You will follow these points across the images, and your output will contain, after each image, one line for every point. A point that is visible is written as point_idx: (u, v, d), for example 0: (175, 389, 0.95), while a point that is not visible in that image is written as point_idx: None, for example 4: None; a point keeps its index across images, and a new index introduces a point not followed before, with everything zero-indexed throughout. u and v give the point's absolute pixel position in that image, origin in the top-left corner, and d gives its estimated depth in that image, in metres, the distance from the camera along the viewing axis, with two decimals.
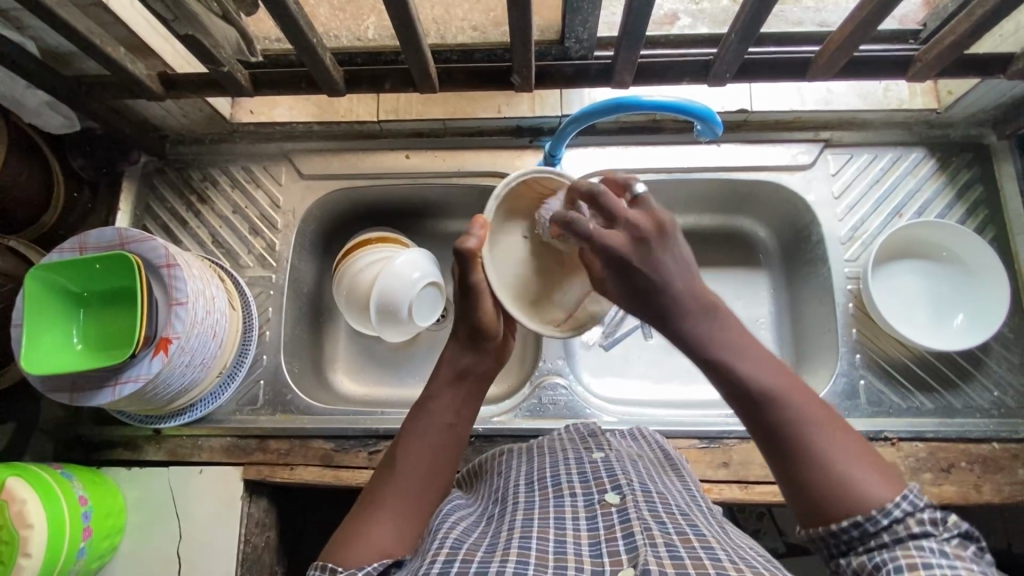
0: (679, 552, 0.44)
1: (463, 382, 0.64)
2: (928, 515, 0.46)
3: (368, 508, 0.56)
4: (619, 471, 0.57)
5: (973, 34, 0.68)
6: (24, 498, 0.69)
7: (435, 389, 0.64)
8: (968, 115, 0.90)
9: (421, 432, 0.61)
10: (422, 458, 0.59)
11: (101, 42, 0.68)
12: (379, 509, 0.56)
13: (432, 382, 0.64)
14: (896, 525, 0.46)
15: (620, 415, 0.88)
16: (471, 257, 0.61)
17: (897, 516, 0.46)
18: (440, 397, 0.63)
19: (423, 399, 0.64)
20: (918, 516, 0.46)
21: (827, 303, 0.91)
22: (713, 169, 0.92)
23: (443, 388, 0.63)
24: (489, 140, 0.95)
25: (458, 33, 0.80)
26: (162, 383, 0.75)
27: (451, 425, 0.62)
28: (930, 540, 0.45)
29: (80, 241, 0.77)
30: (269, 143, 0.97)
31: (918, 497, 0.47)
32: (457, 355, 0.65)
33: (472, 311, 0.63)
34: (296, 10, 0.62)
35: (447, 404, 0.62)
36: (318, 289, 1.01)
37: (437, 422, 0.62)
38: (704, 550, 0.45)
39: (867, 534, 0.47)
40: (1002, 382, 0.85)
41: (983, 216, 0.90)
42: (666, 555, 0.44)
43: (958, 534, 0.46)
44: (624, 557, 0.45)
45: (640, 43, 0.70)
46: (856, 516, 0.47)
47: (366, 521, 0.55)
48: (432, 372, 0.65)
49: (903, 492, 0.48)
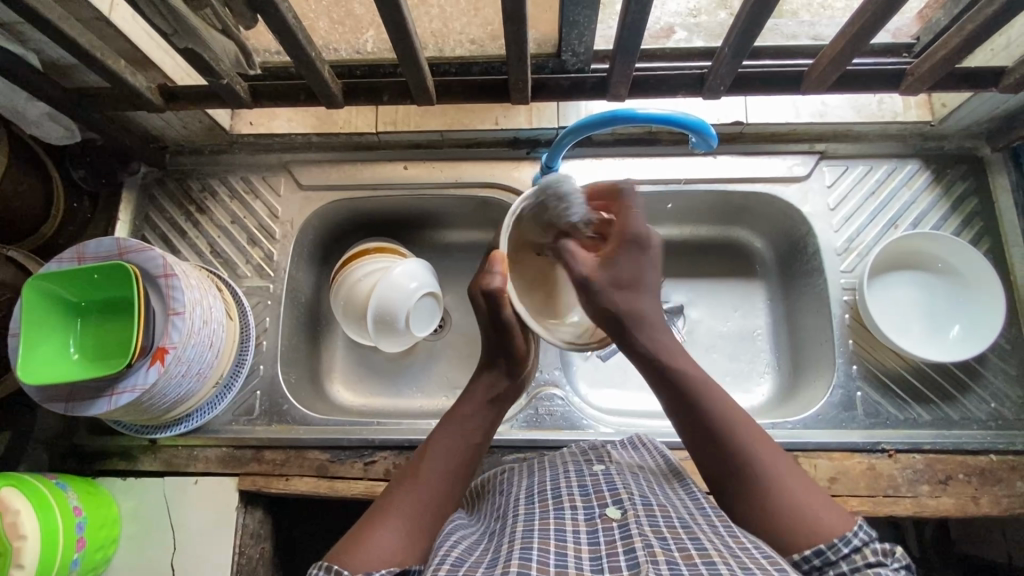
0: (680, 570, 0.44)
1: (495, 407, 0.67)
2: (879, 547, 0.50)
3: (384, 508, 0.56)
4: (620, 485, 0.57)
5: (965, 48, 0.68)
6: (19, 509, 0.69)
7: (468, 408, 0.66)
8: (961, 128, 0.90)
9: (447, 444, 0.62)
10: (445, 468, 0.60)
11: (102, 55, 0.69)
12: (394, 511, 0.56)
13: (467, 400, 0.67)
14: (854, 555, 0.50)
15: (616, 426, 0.87)
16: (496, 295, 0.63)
17: (854, 546, 0.50)
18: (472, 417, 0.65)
19: (453, 413, 0.66)
20: (871, 547, 0.50)
21: (824, 313, 0.91)
22: (710, 180, 0.93)
23: (477, 409, 0.66)
24: (487, 151, 0.96)
25: (456, 46, 0.79)
26: (159, 393, 0.75)
27: (478, 445, 0.64)
28: (885, 568, 0.48)
29: (78, 251, 0.77)
30: (268, 154, 0.98)
31: (870, 533, 0.51)
32: (495, 383, 0.68)
33: (504, 345, 0.67)
34: (294, 23, 0.62)
35: (478, 424, 0.65)
36: (316, 299, 1.01)
37: (467, 438, 0.63)
38: (705, 566, 0.45)
39: (828, 562, 0.50)
40: (999, 394, 0.85)
41: (978, 228, 0.90)
42: (667, 573, 0.44)
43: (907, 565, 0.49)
44: (626, 573, 0.45)
45: (634, 57, 0.71)
46: (819, 544, 0.51)
47: (381, 520, 0.55)
48: (467, 388, 0.68)
49: (854, 527, 0.52)
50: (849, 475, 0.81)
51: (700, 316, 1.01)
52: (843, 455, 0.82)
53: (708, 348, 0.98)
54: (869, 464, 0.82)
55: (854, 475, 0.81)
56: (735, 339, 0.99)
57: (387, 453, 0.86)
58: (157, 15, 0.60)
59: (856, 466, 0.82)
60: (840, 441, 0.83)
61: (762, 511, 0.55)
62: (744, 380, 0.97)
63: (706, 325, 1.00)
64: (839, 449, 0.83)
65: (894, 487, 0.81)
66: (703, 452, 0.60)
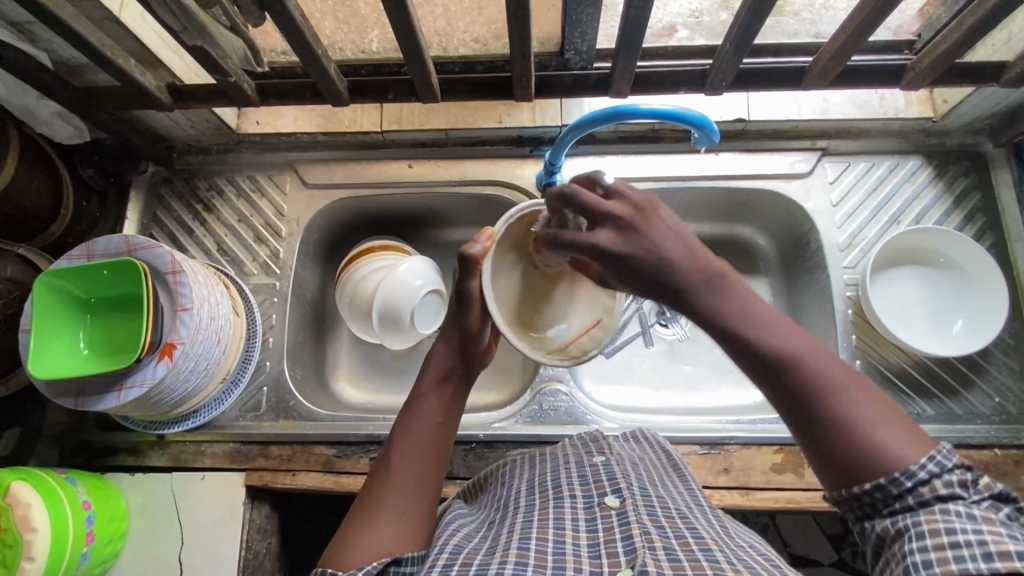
0: (677, 555, 0.45)
1: (450, 380, 0.62)
2: (957, 477, 0.42)
3: (363, 517, 0.54)
4: (619, 475, 0.57)
5: (965, 43, 0.69)
6: (29, 502, 0.70)
7: (421, 390, 0.61)
8: (964, 124, 0.91)
9: (410, 433, 0.58)
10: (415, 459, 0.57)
11: (112, 53, 0.70)
12: (373, 518, 0.53)
13: (417, 382, 0.62)
14: (921, 489, 0.42)
15: (620, 421, 0.88)
16: (473, 262, 0.61)
17: (922, 479, 0.42)
18: (427, 398, 0.60)
19: (409, 399, 0.61)
20: (946, 478, 0.42)
21: (826, 309, 0.92)
22: (713, 177, 0.93)
23: (431, 387, 0.61)
24: (491, 149, 0.97)
25: (460, 45, 0.80)
26: (168, 389, 0.76)
27: (442, 423, 0.60)
28: (958, 504, 0.41)
29: (88, 248, 0.78)
30: (275, 153, 0.99)
31: (950, 456, 0.43)
32: (447, 356, 0.62)
33: (461, 318, 0.63)
34: (301, 21, 0.63)
35: (436, 403, 0.60)
36: (321, 297, 1.02)
37: (426, 422, 0.59)
38: (702, 552, 0.45)
39: (890, 496, 0.43)
40: (1003, 388, 0.85)
41: (981, 223, 0.91)
42: (664, 557, 0.44)
43: (987, 495, 0.42)
44: (623, 559, 0.45)
45: (637, 53, 0.71)
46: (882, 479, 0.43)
47: (362, 530, 0.52)
48: (420, 368, 0.63)
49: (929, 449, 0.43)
50: None
51: None
52: None
53: (711, 345, 1.00)
54: None
55: None
56: None
57: None
58: (166, 12, 0.60)
59: None
60: None
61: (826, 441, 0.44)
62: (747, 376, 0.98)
63: None
64: None
65: None
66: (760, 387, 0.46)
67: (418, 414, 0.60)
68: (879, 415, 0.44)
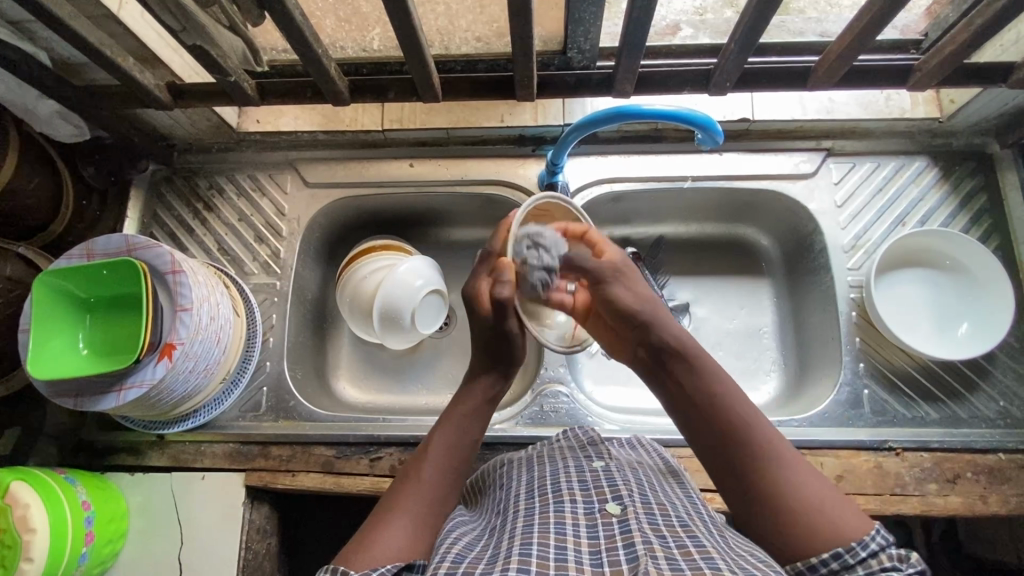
0: (679, 565, 0.44)
1: (489, 407, 0.66)
2: (897, 553, 0.48)
3: (386, 512, 0.55)
4: (619, 481, 0.57)
5: (974, 44, 0.68)
6: (27, 502, 0.70)
7: (463, 408, 0.64)
8: (971, 124, 0.90)
9: (446, 443, 0.61)
10: (446, 468, 0.60)
11: (111, 53, 0.69)
12: (399, 510, 0.55)
13: (459, 400, 0.65)
14: (870, 561, 0.47)
15: (621, 424, 0.87)
16: (505, 305, 0.63)
17: (872, 550, 0.48)
18: (469, 418, 0.64)
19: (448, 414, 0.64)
20: (888, 552, 0.48)
21: (830, 312, 0.91)
22: (716, 177, 0.93)
23: (473, 408, 0.64)
24: (493, 148, 0.96)
25: (462, 44, 0.80)
26: (167, 389, 0.76)
27: (476, 443, 0.63)
28: (898, 573, 0.46)
29: (87, 248, 0.78)
30: (275, 152, 0.98)
31: (889, 538, 0.49)
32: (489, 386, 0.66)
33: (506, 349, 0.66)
34: (301, 20, 0.63)
35: (475, 423, 0.64)
36: (321, 297, 1.02)
37: (464, 437, 0.62)
38: (705, 561, 0.45)
39: (845, 566, 0.48)
40: (1008, 393, 0.84)
41: (987, 225, 0.90)
42: (667, 567, 0.44)
43: (923, 572, 0.46)
44: (625, 567, 0.45)
45: (640, 53, 0.71)
46: (836, 548, 0.48)
47: (389, 521, 0.54)
48: (461, 389, 0.66)
49: (872, 530, 0.49)
50: (856, 473, 0.81)
51: (705, 313, 1.01)
52: (850, 453, 0.82)
53: (714, 346, 0.98)
54: (876, 462, 0.81)
55: (861, 474, 0.81)
56: (740, 337, 0.99)
57: (392, 449, 0.86)
58: (164, 12, 0.60)
59: (863, 464, 0.81)
60: (846, 439, 0.83)
61: (765, 495, 0.53)
62: (750, 378, 0.97)
63: (711, 322, 1.00)
64: (846, 448, 0.82)
65: (901, 486, 0.80)
66: (714, 459, 0.57)
67: (458, 429, 0.63)
68: (823, 492, 0.52)
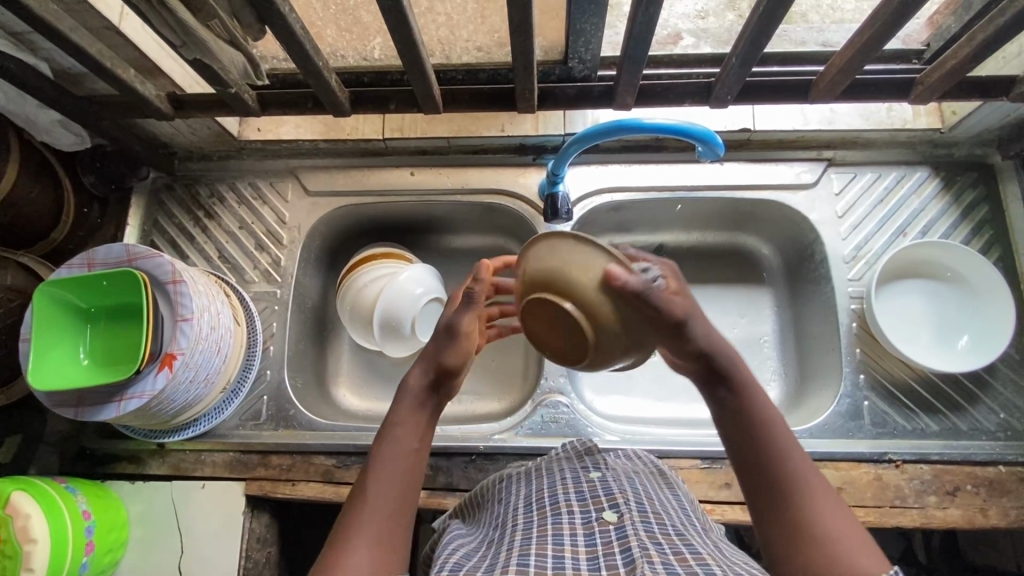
0: (675, 570, 0.44)
1: (427, 406, 0.62)
2: None
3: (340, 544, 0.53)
4: (616, 489, 0.57)
5: (976, 58, 0.67)
6: (29, 513, 0.70)
7: (397, 417, 0.61)
8: (972, 135, 0.89)
9: (386, 462, 0.58)
10: (391, 487, 0.57)
11: (112, 64, 0.69)
12: (348, 547, 0.52)
13: (394, 408, 0.62)
14: None
15: (622, 435, 0.87)
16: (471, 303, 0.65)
17: None
18: (403, 423, 0.61)
19: (386, 425, 0.61)
20: None
21: (830, 322, 0.91)
22: (717, 187, 0.92)
23: (407, 412, 0.61)
24: (493, 157, 0.96)
25: (463, 53, 0.79)
26: (167, 399, 0.76)
27: (418, 451, 0.60)
28: None
29: (87, 258, 0.78)
30: (276, 160, 0.98)
31: None
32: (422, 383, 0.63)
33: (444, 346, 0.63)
34: (302, 34, 0.63)
35: (412, 427, 0.61)
36: (322, 304, 1.02)
37: (405, 446, 0.59)
38: (700, 567, 0.45)
39: None
40: (1008, 405, 0.84)
41: (988, 236, 0.89)
42: (662, 570, 0.43)
43: None
44: (621, 570, 0.45)
45: (641, 66, 0.71)
46: None
47: (339, 559, 0.51)
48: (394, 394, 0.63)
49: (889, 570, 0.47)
50: (855, 485, 0.81)
51: None
52: (850, 465, 0.82)
53: None
54: (876, 474, 0.81)
55: (860, 486, 0.81)
56: (740, 347, 0.99)
57: None
58: (165, 26, 0.60)
59: (862, 476, 0.81)
60: (845, 451, 0.82)
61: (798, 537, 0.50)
62: None
63: None
64: (845, 459, 0.82)
65: (901, 498, 0.80)
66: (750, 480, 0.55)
67: (396, 438, 0.60)
68: (844, 527, 0.50)
